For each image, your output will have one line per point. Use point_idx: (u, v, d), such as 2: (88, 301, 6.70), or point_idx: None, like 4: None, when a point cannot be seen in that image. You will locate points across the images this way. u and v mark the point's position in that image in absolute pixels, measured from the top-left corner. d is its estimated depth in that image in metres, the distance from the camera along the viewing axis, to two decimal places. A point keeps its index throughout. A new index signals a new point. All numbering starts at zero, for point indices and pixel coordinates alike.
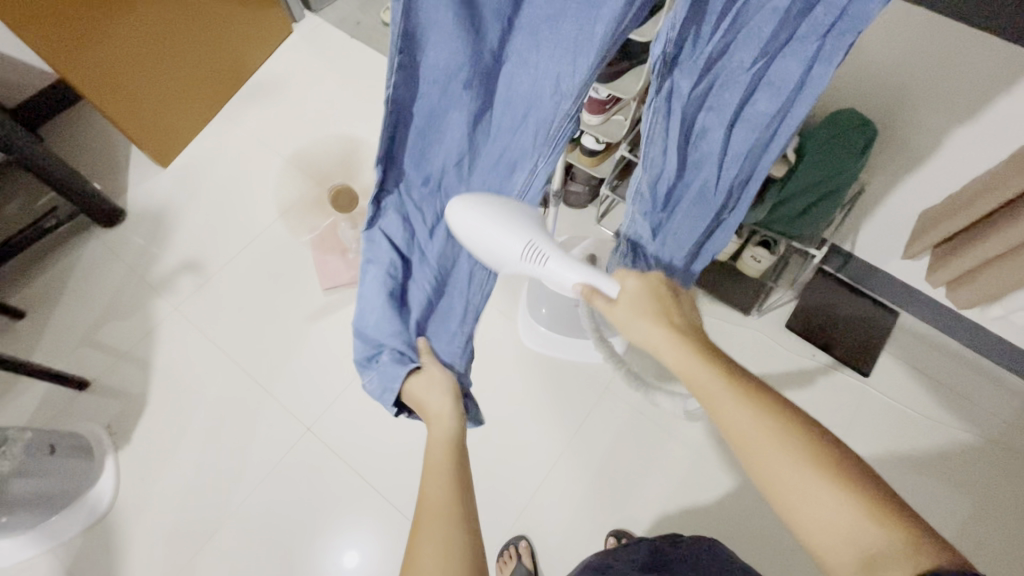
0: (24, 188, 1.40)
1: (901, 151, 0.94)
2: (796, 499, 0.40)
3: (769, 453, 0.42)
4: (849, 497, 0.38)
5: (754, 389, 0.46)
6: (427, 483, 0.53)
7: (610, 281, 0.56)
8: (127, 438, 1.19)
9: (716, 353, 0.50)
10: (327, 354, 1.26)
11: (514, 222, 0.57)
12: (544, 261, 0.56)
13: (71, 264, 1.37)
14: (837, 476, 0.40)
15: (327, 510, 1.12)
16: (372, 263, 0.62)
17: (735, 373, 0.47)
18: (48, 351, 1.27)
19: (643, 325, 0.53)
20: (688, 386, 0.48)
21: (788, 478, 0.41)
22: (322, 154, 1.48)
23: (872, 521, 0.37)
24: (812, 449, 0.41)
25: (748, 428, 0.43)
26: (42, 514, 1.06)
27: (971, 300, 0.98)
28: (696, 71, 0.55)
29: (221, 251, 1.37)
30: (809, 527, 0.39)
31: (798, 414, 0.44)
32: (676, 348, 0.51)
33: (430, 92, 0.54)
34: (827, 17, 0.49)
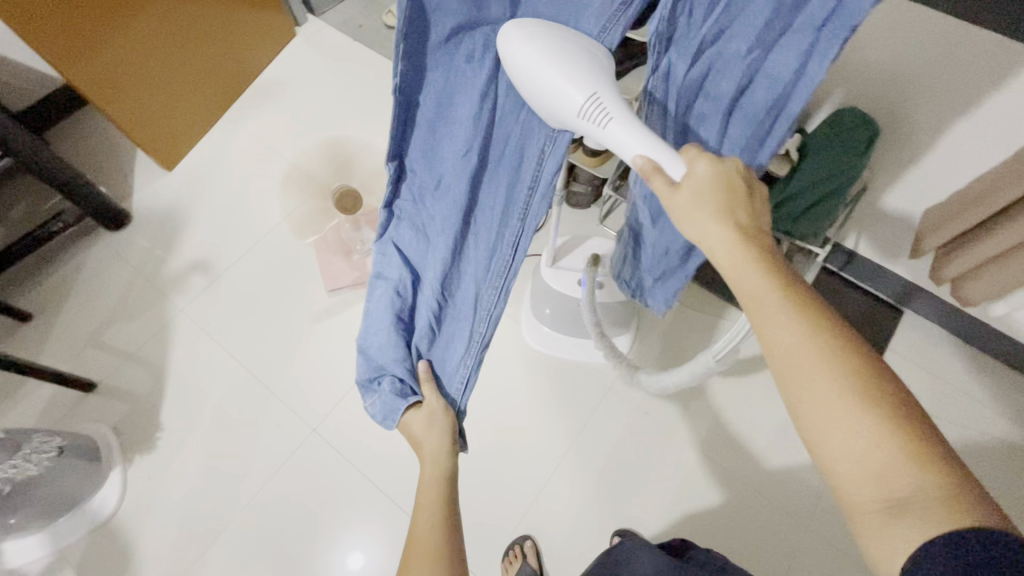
0: (29, 192, 1.41)
1: (903, 149, 0.94)
2: (827, 428, 0.37)
3: (813, 373, 0.38)
4: (892, 435, 0.35)
5: (810, 306, 0.40)
6: (418, 515, 0.60)
7: (677, 159, 0.45)
8: (134, 439, 1.20)
9: (774, 260, 0.43)
10: (331, 355, 1.26)
11: (580, 67, 0.44)
12: (604, 123, 0.45)
13: (77, 267, 1.38)
14: (884, 408, 0.36)
15: (333, 510, 1.12)
16: (383, 279, 0.70)
17: (792, 285, 0.42)
18: (54, 353, 1.28)
19: (701, 212, 0.44)
20: (736, 295, 0.43)
21: (828, 404, 0.37)
22: (326, 156, 1.49)
23: (909, 462, 0.34)
24: (862, 378, 0.37)
25: (794, 346, 0.39)
26: (49, 515, 1.06)
27: (976, 299, 0.98)
28: (690, 53, 0.52)
29: (225, 253, 1.38)
30: (834, 458, 0.37)
31: (852, 340, 0.39)
32: (732, 251, 0.43)
33: (432, 83, 0.53)
34: (821, 11, 0.44)
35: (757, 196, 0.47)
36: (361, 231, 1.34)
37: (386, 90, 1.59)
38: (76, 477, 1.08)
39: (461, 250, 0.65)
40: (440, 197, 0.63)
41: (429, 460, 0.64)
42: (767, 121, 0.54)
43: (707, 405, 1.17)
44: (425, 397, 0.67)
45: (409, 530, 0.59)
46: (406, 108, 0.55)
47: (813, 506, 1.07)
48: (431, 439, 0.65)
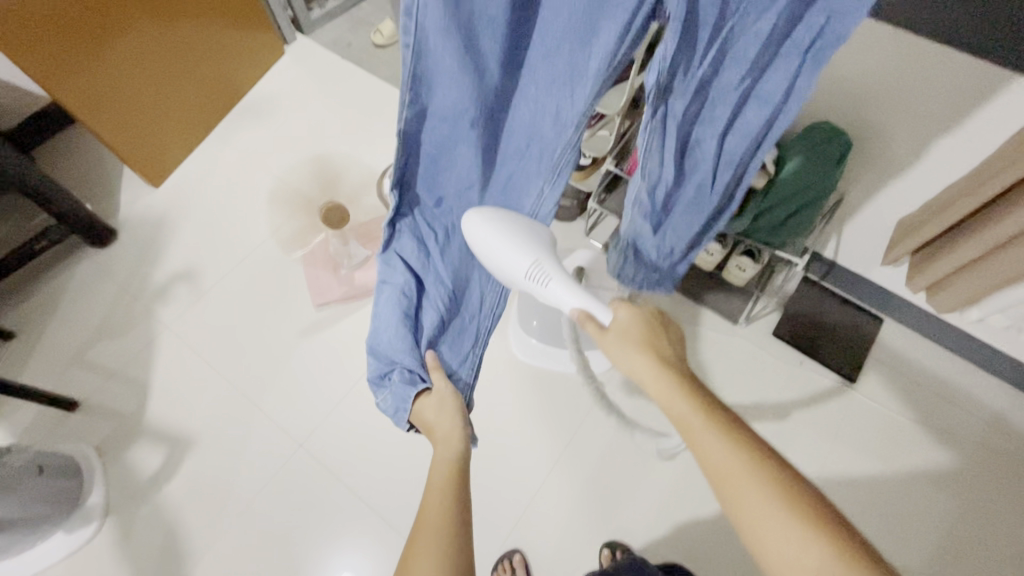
0: (13, 209, 1.40)
1: (876, 162, 0.97)
2: (764, 538, 0.43)
3: (743, 489, 0.45)
4: (814, 539, 0.42)
5: (730, 426, 0.49)
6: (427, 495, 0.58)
7: (604, 310, 0.59)
8: (118, 457, 1.18)
9: (697, 386, 0.53)
10: (318, 369, 1.26)
11: (527, 242, 0.59)
12: (546, 282, 0.59)
13: (62, 284, 1.37)
14: (806, 512, 0.43)
15: (317, 528, 1.11)
16: (387, 284, 0.64)
17: (714, 408, 0.50)
18: (37, 371, 1.27)
19: (626, 351, 0.56)
20: (670, 419, 0.52)
21: (761, 516, 0.44)
22: (314, 172, 1.50)
23: (837, 561, 0.40)
24: (782, 486, 0.45)
25: (723, 464, 0.47)
26: (30, 537, 1.05)
27: (951, 304, 1.00)
28: (688, 93, 0.54)
29: (212, 269, 1.38)
30: (779, 565, 0.42)
31: (769, 451, 0.47)
32: (658, 378, 0.53)
33: (439, 127, 0.56)
34: (806, 36, 0.46)
35: (672, 330, 0.60)
36: (348, 245, 1.35)
37: (373, 106, 1.61)
38: (58, 497, 1.07)
39: (466, 257, 0.70)
40: (442, 215, 0.66)
41: (441, 443, 0.62)
42: (758, 138, 0.56)
43: None
44: (435, 385, 0.64)
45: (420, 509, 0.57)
46: (413, 147, 0.56)
47: None
48: (445, 423, 0.63)
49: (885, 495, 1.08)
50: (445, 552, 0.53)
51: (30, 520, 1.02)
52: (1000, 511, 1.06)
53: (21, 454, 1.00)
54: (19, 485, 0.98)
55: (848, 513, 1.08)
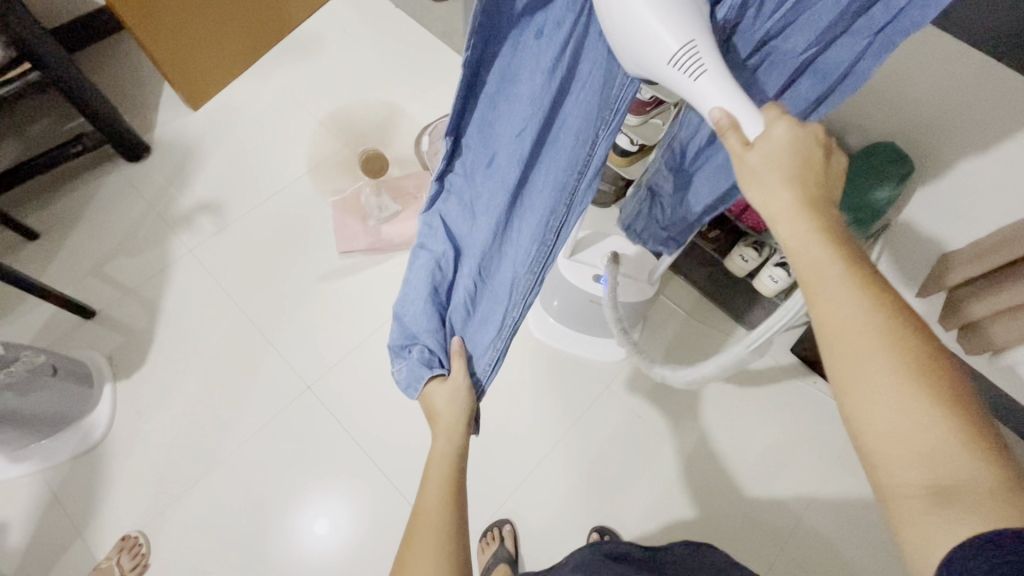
0: (50, 109, 1.38)
1: (926, 193, 0.94)
2: (877, 416, 0.36)
3: (867, 353, 0.37)
4: (944, 426, 0.34)
5: (875, 282, 0.39)
6: (424, 492, 0.60)
7: (756, 118, 0.43)
8: (128, 371, 1.19)
9: (843, 235, 0.42)
10: (334, 316, 1.26)
11: (679, 10, 0.42)
12: (695, 75, 0.43)
13: (90, 192, 1.36)
14: (942, 391, 0.35)
15: (315, 468, 1.12)
16: (426, 250, 0.66)
17: (857, 259, 0.40)
18: (57, 274, 1.27)
19: (767, 180, 0.43)
20: (795, 263, 0.41)
21: (878, 385, 0.36)
22: (353, 118, 1.48)
23: (960, 450, 0.33)
24: (920, 360, 0.36)
25: (851, 321, 0.38)
26: (35, 435, 1.06)
27: (979, 348, 0.99)
28: (749, 47, 0.52)
29: (241, 200, 1.37)
30: (877, 437, 0.36)
31: (915, 322, 0.37)
32: (795, 219, 0.42)
33: (500, 61, 0.48)
34: (882, 18, 0.46)
35: (835, 164, 0.45)
36: (380, 198, 1.34)
37: (420, 60, 1.57)
38: (66, 400, 1.08)
39: (507, 224, 0.62)
40: (491, 176, 0.58)
41: (443, 435, 0.63)
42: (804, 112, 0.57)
43: (699, 418, 1.18)
44: (451, 372, 0.66)
45: (416, 504, 0.59)
46: (473, 80, 0.50)
47: (790, 531, 1.09)
48: (451, 413, 0.64)
49: (879, 524, 1.09)
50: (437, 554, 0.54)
51: (37, 419, 1.04)
52: None
53: (37, 352, 1.00)
54: (33, 381, 0.99)
55: (841, 535, 1.08)
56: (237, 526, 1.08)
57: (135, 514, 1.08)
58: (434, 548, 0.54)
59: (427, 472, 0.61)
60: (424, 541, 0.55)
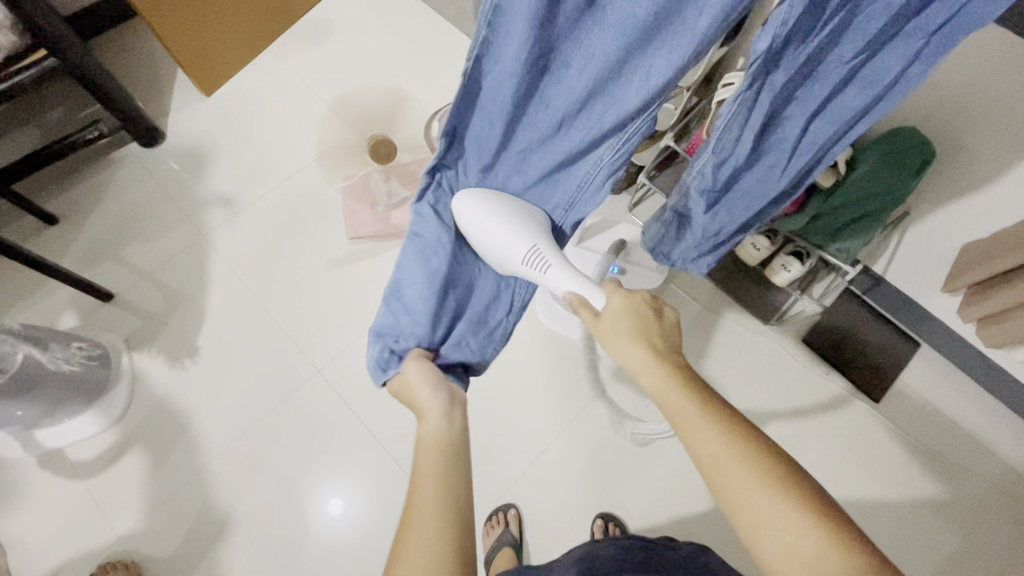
0: (67, 95, 1.40)
1: (956, 182, 0.90)
2: (763, 537, 0.41)
3: (735, 482, 0.43)
4: (813, 529, 0.40)
5: (725, 415, 0.46)
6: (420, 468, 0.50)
7: (596, 294, 0.60)
8: (144, 354, 1.22)
9: (692, 376, 0.50)
10: (343, 302, 1.27)
11: (523, 226, 0.61)
12: (544, 268, 0.61)
13: (107, 178, 1.39)
14: (798, 498, 0.41)
15: (323, 453, 1.14)
16: (416, 239, 0.61)
17: (709, 400, 0.48)
18: (75, 258, 1.30)
19: (622, 340, 0.54)
20: (663, 413, 0.49)
21: (757, 507, 0.41)
22: (364, 102, 1.47)
23: (835, 550, 0.38)
24: (776, 476, 0.42)
25: (718, 454, 0.44)
26: (76, 405, 1.12)
27: (1000, 341, 0.97)
28: (795, 66, 0.49)
29: (253, 187, 1.38)
30: (772, 558, 0.40)
31: (766, 444, 0.44)
32: (654, 371, 0.51)
33: (502, 83, 0.49)
34: (939, 17, 0.44)
35: (666, 319, 0.57)
36: (389, 183, 1.33)
37: (430, 44, 1.56)
38: (89, 378, 1.11)
39: None
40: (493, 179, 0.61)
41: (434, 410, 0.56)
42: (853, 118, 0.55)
43: None
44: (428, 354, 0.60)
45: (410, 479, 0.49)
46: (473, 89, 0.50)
47: None
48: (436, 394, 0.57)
49: (884, 516, 1.08)
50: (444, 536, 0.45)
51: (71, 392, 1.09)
52: (1004, 552, 1.05)
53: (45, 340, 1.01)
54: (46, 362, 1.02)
55: None
56: (246, 506, 1.10)
57: (154, 491, 1.12)
58: (442, 521, 0.46)
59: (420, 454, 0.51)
60: (422, 525, 0.45)
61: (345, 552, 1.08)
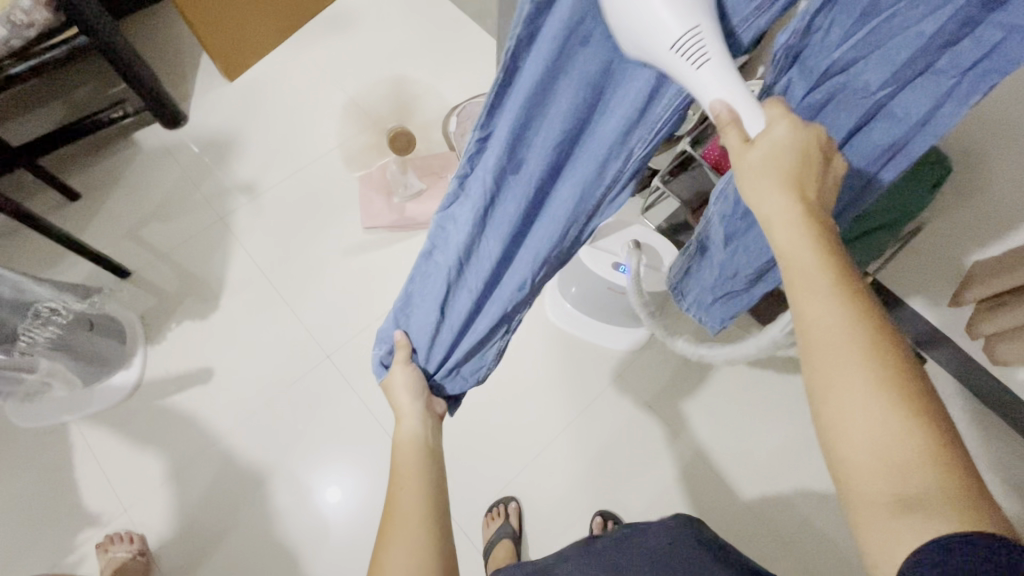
0: (94, 74, 1.42)
1: (972, 200, 0.90)
2: (852, 425, 0.37)
3: (843, 364, 0.38)
4: (914, 434, 0.35)
5: (857, 291, 0.39)
6: (400, 487, 0.58)
7: (757, 116, 0.43)
8: (158, 331, 1.24)
9: (836, 242, 0.42)
10: (355, 290, 1.29)
11: None
12: (698, 63, 0.40)
13: (129, 157, 1.41)
14: (905, 397, 0.36)
15: (328, 438, 1.16)
16: (438, 253, 0.56)
17: (846, 270, 0.40)
18: (95, 235, 1.33)
19: (764, 185, 0.42)
20: (784, 272, 0.41)
21: (857, 396, 0.37)
22: (384, 95, 1.49)
23: (929, 459, 0.35)
24: (891, 370, 0.37)
25: (836, 328, 0.38)
26: (90, 376, 1.15)
27: (1008, 359, 0.98)
28: (814, 78, 0.51)
29: (271, 173, 1.40)
30: (849, 448, 0.37)
31: (890, 335, 0.39)
32: (799, 230, 0.40)
33: (540, 64, 0.41)
34: (970, 53, 0.46)
35: (832, 170, 0.44)
36: (406, 175, 1.35)
37: (452, 40, 1.57)
38: (104, 352, 1.14)
39: (530, 226, 0.55)
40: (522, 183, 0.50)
41: (412, 425, 0.63)
42: (878, 156, 0.56)
43: (710, 414, 1.17)
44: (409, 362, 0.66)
45: (388, 499, 0.58)
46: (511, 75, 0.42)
47: (797, 529, 1.08)
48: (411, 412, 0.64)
49: None
50: (425, 544, 0.54)
51: (89, 365, 1.12)
52: None
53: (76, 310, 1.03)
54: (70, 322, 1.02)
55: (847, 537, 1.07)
56: (250, 486, 1.12)
57: (164, 467, 1.14)
58: (421, 533, 0.55)
59: (398, 463, 0.61)
60: (405, 533, 0.54)
61: (343, 536, 1.09)
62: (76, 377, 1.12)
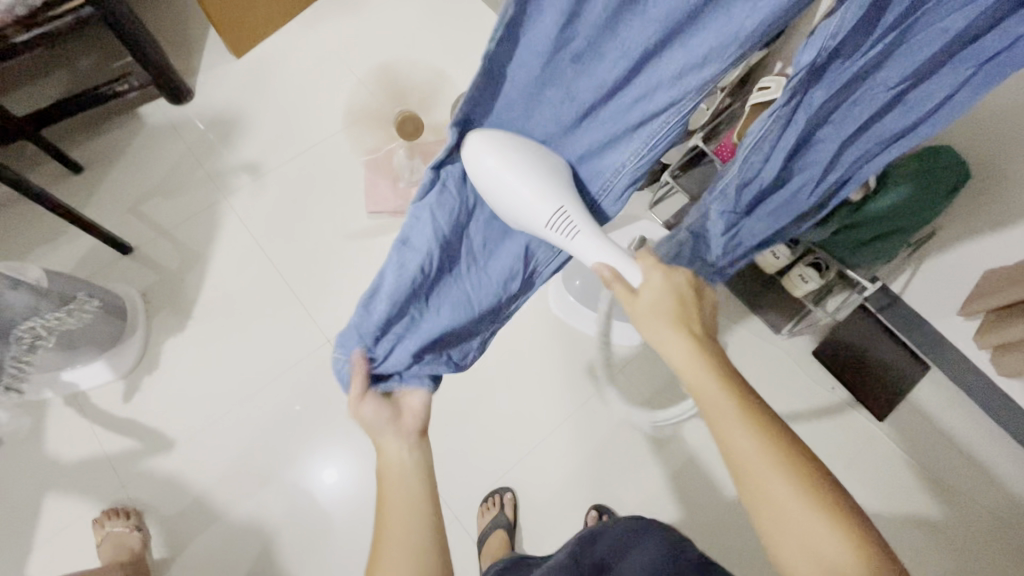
0: (99, 45, 1.40)
1: (988, 208, 0.89)
2: (785, 536, 0.42)
3: (767, 481, 0.43)
4: (839, 533, 0.41)
5: (758, 413, 0.45)
6: (390, 526, 0.50)
7: (633, 268, 0.51)
8: (159, 308, 1.24)
9: (729, 366, 0.48)
10: (358, 276, 1.28)
11: (548, 182, 0.51)
12: (570, 235, 0.52)
13: (133, 132, 1.40)
14: (821, 501, 0.42)
15: (325, 423, 1.16)
16: (409, 248, 0.51)
17: (746, 393, 0.46)
18: (98, 209, 1.32)
19: (660, 329, 0.49)
20: (698, 404, 0.47)
21: (784, 509, 0.42)
22: (394, 77, 1.47)
23: (855, 553, 0.40)
24: (805, 480, 0.43)
25: (750, 453, 0.44)
26: (92, 351, 1.14)
27: (1014, 371, 0.97)
28: (836, 85, 0.48)
29: (277, 152, 1.38)
30: (794, 558, 0.42)
31: (796, 444, 0.45)
32: (695, 363, 0.47)
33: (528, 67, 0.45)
34: (993, 44, 0.42)
35: (705, 301, 0.53)
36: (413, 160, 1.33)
37: (465, 23, 1.54)
38: (105, 328, 1.13)
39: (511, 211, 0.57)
40: None
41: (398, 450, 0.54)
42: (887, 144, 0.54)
43: None
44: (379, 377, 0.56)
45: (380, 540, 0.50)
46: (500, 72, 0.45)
47: None
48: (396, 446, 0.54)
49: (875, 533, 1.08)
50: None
51: (90, 341, 1.12)
52: None
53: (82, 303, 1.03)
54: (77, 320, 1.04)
55: None
56: (247, 466, 1.13)
57: (163, 445, 1.14)
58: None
59: (386, 494, 0.52)
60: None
61: (339, 518, 1.10)
62: (78, 352, 1.11)
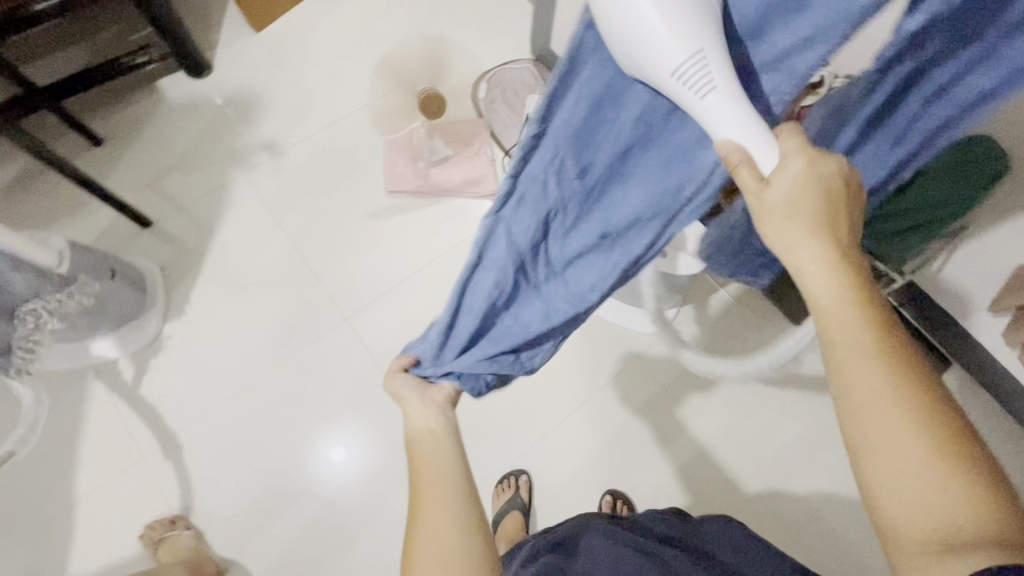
0: (118, 17, 1.39)
1: None
2: (889, 481, 0.35)
3: (882, 416, 0.36)
4: (967, 489, 0.33)
5: (897, 343, 0.37)
6: (420, 479, 0.50)
7: (773, 149, 0.38)
8: (177, 283, 1.24)
9: (870, 286, 0.39)
10: (376, 255, 1.27)
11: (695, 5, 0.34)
12: (702, 92, 0.36)
13: (152, 106, 1.39)
14: (950, 448, 0.34)
15: (342, 401, 1.17)
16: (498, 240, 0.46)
17: (889, 323, 0.38)
18: (117, 182, 1.32)
19: (794, 228, 0.39)
20: (820, 325, 0.39)
21: (899, 453, 0.35)
22: (414, 56, 1.45)
23: (980, 507, 0.33)
24: (938, 425, 0.35)
25: (873, 385, 0.36)
26: (108, 326, 1.14)
27: None
28: (933, 58, 0.37)
29: (296, 130, 1.37)
30: (893, 504, 0.35)
31: (933, 384, 0.36)
32: (830, 278, 0.38)
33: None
34: None
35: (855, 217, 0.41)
36: (433, 140, 1.32)
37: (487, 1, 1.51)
38: (125, 302, 1.14)
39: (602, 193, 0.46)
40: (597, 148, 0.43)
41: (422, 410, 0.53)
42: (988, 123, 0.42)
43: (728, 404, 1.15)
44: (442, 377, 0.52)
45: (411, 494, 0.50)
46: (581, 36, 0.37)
47: (807, 523, 1.06)
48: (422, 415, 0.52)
49: None
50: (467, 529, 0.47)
51: (111, 317, 1.13)
52: None
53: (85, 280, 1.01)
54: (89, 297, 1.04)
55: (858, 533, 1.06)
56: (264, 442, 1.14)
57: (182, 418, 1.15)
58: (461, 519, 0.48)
59: (416, 458, 0.52)
60: (437, 527, 0.47)
61: (352, 496, 1.11)
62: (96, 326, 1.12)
